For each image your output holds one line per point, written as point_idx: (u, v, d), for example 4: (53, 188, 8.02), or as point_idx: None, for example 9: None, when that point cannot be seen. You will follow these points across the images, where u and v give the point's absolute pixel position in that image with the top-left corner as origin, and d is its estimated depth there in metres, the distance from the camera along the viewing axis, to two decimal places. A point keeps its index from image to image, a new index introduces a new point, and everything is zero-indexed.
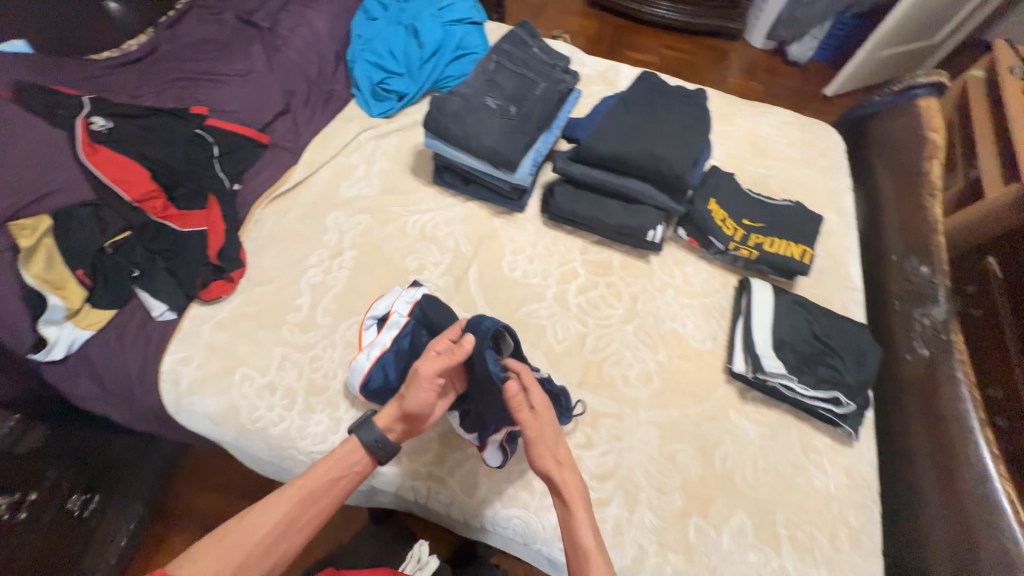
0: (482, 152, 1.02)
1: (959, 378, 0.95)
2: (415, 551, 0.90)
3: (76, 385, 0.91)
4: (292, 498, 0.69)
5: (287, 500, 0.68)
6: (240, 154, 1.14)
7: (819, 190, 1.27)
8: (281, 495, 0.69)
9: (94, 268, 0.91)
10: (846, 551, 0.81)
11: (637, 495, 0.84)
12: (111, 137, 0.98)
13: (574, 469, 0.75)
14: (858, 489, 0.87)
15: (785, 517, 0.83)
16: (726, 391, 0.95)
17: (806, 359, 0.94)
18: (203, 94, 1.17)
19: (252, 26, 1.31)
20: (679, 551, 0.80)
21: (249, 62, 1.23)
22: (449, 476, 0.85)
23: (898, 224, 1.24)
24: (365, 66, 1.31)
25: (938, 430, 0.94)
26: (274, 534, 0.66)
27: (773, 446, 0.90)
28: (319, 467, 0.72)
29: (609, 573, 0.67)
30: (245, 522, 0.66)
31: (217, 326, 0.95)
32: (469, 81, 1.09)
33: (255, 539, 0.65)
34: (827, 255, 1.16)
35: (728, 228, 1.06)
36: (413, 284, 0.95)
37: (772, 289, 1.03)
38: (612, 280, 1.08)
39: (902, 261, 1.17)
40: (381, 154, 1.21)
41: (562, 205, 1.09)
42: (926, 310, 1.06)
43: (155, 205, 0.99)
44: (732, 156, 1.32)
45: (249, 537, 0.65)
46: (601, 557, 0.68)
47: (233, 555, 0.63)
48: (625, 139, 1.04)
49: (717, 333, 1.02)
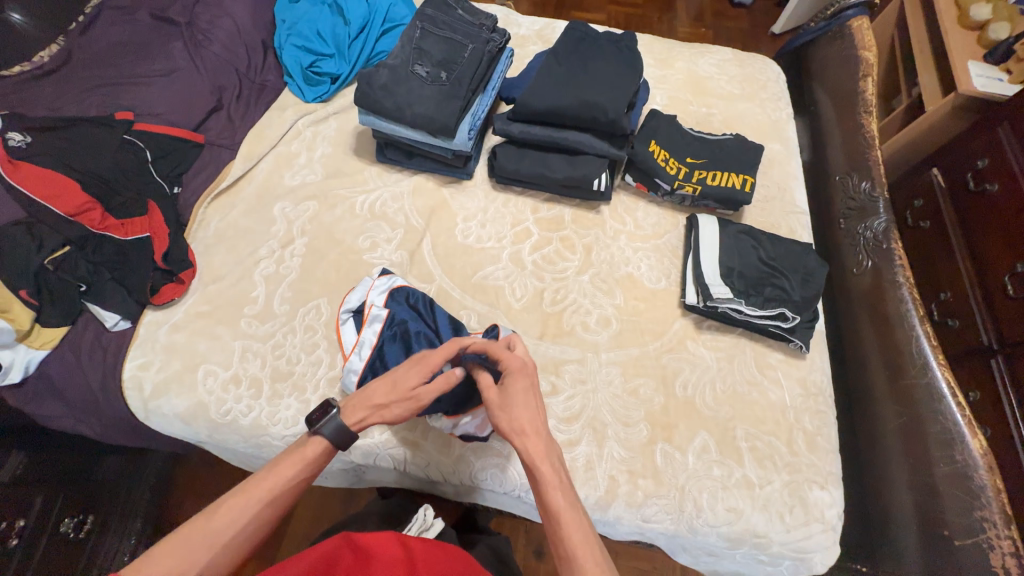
0: (417, 121, 1.01)
1: (901, 282, 0.99)
2: (420, 514, 0.91)
3: (40, 406, 0.90)
4: (258, 498, 0.64)
5: (253, 500, 0.63)
6: (174, 156, 1.11)
7: (761, 122, 1.29)
8: (246, 495, 0.63)
9: (38, 286, 0.88)
10: (804, 454, 0.87)
11: (605, 432, 0.88)
12: (32, 153, 0.96)
13: (539, 434, 0.69)
14: (811, 397, 0.92)
15: (744, 431, 0.88)
16: (683, 324, 0.99)
17: (755, 283, 0.97)
18: (126, 98, 1.13)
19: (169, 23, 1.26)
20: (648, 475, 0.85)
21: (170, 61, 1.20)
22: (424, 439, 0.88)
23: (840, 145, 1.26)
24: (294, 51, 1.28)
25: (885, 333, 0.99)
26: (241, 537, 0.62)
27: (730, 369, 0.94)
28: (284, 465, 0.67)
29: (589, 533, 0.61)
30: (205, 524, 0.61)
31: (174, 328, 0.95)
32: (397, 51, 1.08)
33: (219, 544, 0.60)
34: (772, 184, 1.18)
35: (671, 168, 1.08)
36: (382, 272, 0.96)
37: (718, 222, 1.06)
38: (565, 234, 1.10)
39: (845, 180, 1.21)
40: (322, 139, 1.19)
41: (507, 166, 1.09)
42: (868, 223, 1.10)
43: (92, 216, 0.95)
44: (675, 98, 1.32)
45: (218, 535, 0.60)
46: (577, 517, 0.63)
47: (199, 555, 0.59)
48: (559, 91, 1.04)
49: (670, 271, 1.05)
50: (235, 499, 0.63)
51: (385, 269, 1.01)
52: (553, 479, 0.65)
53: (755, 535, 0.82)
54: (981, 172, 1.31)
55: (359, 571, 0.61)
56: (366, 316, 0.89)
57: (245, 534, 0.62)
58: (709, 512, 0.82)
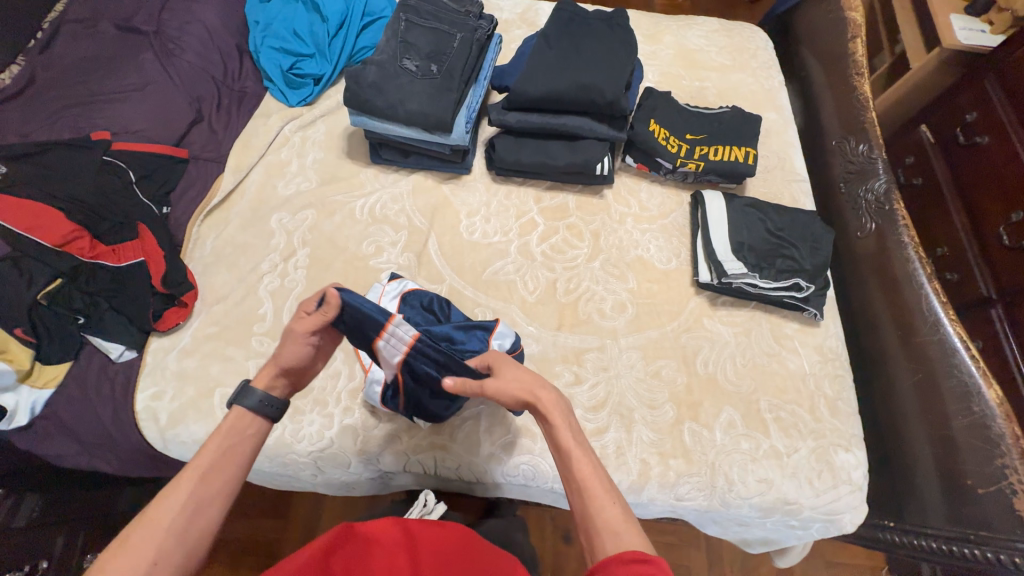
0: (412, 118, 0.98)
1: (906, 242, 1.01)
2: (420, 498, 0.89)
3: (51, 446, 0.87)
4: (189, 482, 0.57)
5: (184, 485, 0.57)
6: (160, 174, 1.06)
7: (754, 92, 1.28)
8: (175, 485, 0.57)
9: (34, 323, 0.85)
10: (827, 419, 0.89)
11: (632, 416, 0.88)
12: (10, 184, 0.91)
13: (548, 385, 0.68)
14: (828, 362, 0.94)
15: (768, 403, 0.89)
16: (697, 302, 0.99)
17: (766, 255, 0.97)
18: (99, 117, 1.08)
19: (135, 33, 1.20)
20: (678, 455, 0.85)
21: (142, 74, 1.14)
22: (451, 441, 0.87)
23: (833, 109, 1.26)
24: (271, 54, 1.23)
25: (894, 293, 1.00)
26: (182, 522, 0.56)
27: (748, 343, 0.95)
28: (208, 445, 0.61)
29: (595, 465, 0.63)
30: (142, 525, 0.55)
31: (183, 353, 0.92)
32: (382, 46, 1.03)
33: (162, 536, 0.54)
34: (772, 154, 1.18)
35: (672, 146, 1.07)
36: (392, 276, 0.94)
37: (724, 196, 1.05)
38: (571, 222, 1.08)
39: (842, 144, 1.21)
40: (311, 145, 1.15)
41: (507, 156, 1.06)
42: (869, 186, 1.11)
43: (82, 244, 0.91)
44: (667, 74, 1.30)
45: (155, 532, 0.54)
46: (584, 453, 0.64)
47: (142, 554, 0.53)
48: (554, 76, 1.02)
49: (680, 250, 1.05)
50: (170, 492, 0.57)
51: (395, 273, 0.99)
52: (563, 423, 0.65)
53: (787, 503, 0.84)
54: (970, 126, 1.31)
55: (362, 560, 0.63)
56: None
57: (188, 520, 0.56)
58: (740, 485, 0.84)
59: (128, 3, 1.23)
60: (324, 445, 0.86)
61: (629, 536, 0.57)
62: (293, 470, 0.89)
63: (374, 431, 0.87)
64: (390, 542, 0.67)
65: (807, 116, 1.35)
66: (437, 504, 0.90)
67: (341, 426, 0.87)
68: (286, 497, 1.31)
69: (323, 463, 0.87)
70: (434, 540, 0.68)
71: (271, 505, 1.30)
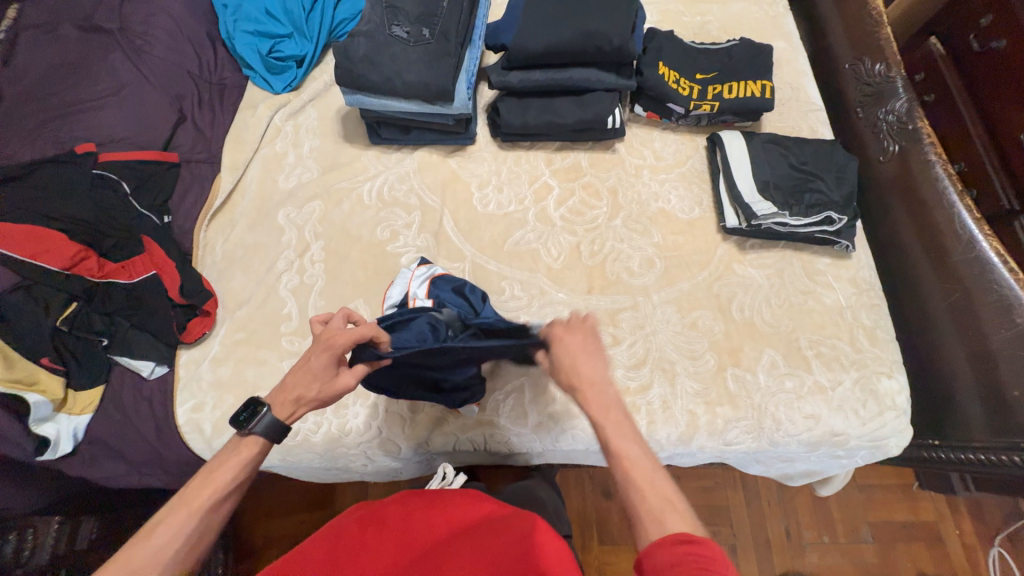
0: (411, 90, 0.93)
1: (933, 161, 0.98)
2: (440, 468, 0.88)
3: (100, 468, 0.87)
4: (195, 512, 0.59)
5: (191, 515, 0.58)
6: (155, 181, 1.02)
7: (759, 21, 1.21)
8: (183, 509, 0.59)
9: (59, 351, 0.83)
10: (867, 349, 0.89)
11: (674, 369, 0.88)
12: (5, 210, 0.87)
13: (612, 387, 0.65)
14: (864, 293, 0.93)
15: (808, 339, 0.89)
16: (726, 248, 0.97)
17: (792, 192, 0.94)
18: (78, 128, 1.02)
19: (98, 32, 1.11)
20: (724, 402, 0.86)
21: (115, 76, 1.07)
22: (497, 416, 0.87)
23: (843, 30, 1.20)
24: (246, 38, 1.15)
25: (923, 215, 0.97)
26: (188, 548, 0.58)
27: (782, 283, 0.93)
28: (216, 472, 0.61)
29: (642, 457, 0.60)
30: (142, 547, 0.56)
31: (215, 362, 0.91)
32: (367, 15, 0.97)
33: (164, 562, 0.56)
34: (784, 84, 1.13)
35: (684, 88, 1.02)
36: (421, 262, 0.91)
37: (742, 136, 1.02)
38: (586, 182, 1.04)
39: (857, 66, 1.15)
40: (306, 132, 1.09)
41: (512, 120, 1.01)
42: (889, 107, 1.07)
43: (89, 265, 0.89)
44: (666, 12, 1.22)
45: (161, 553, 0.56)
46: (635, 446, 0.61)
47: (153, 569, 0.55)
48: (554, 27, 0.96)
49: (702, 198, 1.02)
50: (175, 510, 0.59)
51: (419, 257, 0.96)
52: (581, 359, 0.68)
53: (834, 435, 0.85)
54: (984, 31, 1.16)
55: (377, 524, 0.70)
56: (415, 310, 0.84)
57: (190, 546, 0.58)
58: (788, 423, 0.84)
59: (84, 0, 1.15)
60: (373, 434, 0.87)
61: (672, 514, 0.54)
62: (345, 462, 0.90)
63: (421, 415, 0.88)
64: (409, 506, 0.73)
65: (814, 40, 1.28)
66: (456, 475, 0.90)
67: (386, 414, 0.87)
68: (332, 489, 1.33)
69: (374, 452, 0.87)
70: (448, 504, 0.74)
71: (321, 498, 1.33)
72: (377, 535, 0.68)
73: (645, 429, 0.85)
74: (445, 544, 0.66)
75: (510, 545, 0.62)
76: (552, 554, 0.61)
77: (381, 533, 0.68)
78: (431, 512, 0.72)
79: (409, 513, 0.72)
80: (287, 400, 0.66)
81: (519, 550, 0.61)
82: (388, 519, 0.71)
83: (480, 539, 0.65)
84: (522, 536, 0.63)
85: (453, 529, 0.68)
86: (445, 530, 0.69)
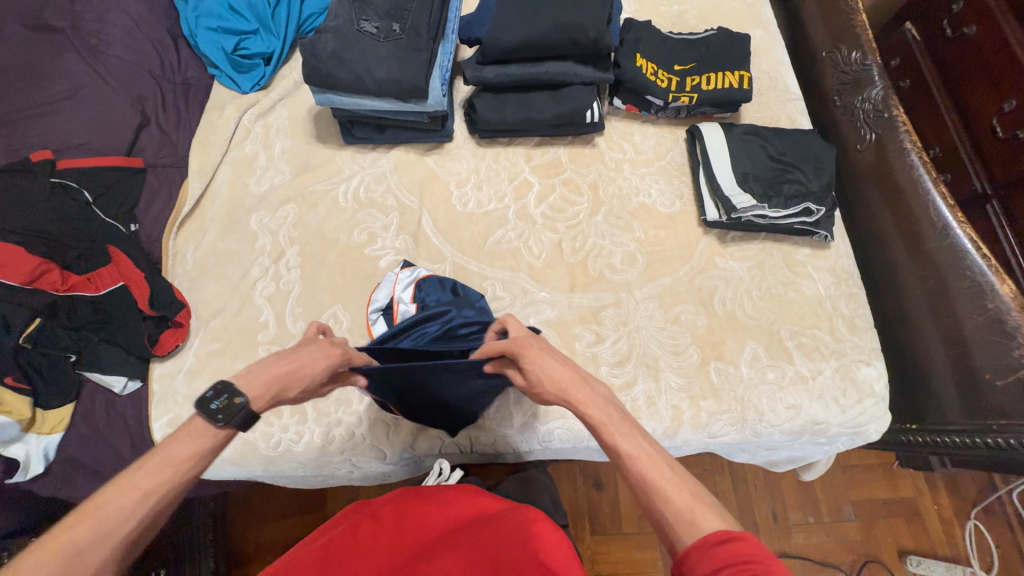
0: (384, 88, 0.90)
1: (908, 149, 0.98)
2: (434, 465, 0.86)
3: (74, 487, 0.84)
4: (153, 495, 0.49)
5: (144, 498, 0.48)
6: (118, 187, 0.98)
7: (737, 9, 1.20)
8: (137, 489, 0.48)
9: (24, 369, 0.80)
10: (846, 337, 0.90)
11: (658, 365, 0.88)
12: None
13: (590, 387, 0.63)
14: (843, 283, 0.94)
15: (789, 330, 0.89)
16: (707, 242, 0.97)
17: (772, 183, 0.94)
18: (34, 134, 0.97)
19: (49, 32, 1.06)
20: (708, 395, 0.86)
21: (70, 78, 1.02)
22: (483, 419, 0.87)
23: (819, 17, 1.19)
24: (209, 35, 1.10)
25: (898, 201, 0.98)
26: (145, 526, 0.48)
27: (762, 275, 0.94)
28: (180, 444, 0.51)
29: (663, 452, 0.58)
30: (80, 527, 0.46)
31: (190, 375, 0.88)
32: (335, 10, 0.93)
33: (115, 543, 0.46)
34: (763, 74, 1.12)
35: (662, 80, 1.01)
36: (404, 264, 0.90)
37: (720, 128, 1.01)
38: (566, 177, 1.03)
39: (833, 55, 1.14)
40: (277, 133, 1.06)
41: (489, 116, 0.99)
42: (865, 95, 1.07)
43: (52, 278, 0.85)
44: (643, 1, 1.20)
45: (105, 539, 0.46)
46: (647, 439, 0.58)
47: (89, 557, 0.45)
48: (528, 19, 0.93)
49: (683, 191, 1.01)
50: (124, 493, 0.48)
51: (399, 260, 0.94)
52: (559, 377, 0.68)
53: (816, 423, 0.86)
54: (957, 17, 1.16)
55: (373, 525, 0.68)
56: (397, 314, 0.83)
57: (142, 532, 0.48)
58: (770, 414, 0.85)
59: None
60: (357, 441, 0.85)
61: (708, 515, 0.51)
62: (329, 469, 0.88)
63: (405, 420, 0.86)
64: (405, 503, 0.72)
65: (791, 28, 1.27)
66: (452, 471, 0.89)
67: (370, 420, 0.86)
68: (321, 493, 1.32)
69: (358, 459, 0.86)
70: (445, 500, 0.72)
71: (311, 503, 1.31)
72: (373, 533, 0.67)
73: None
74: (443, 542, 0.65)
75: (509, 537, 0.61)
76: (555, 545, 0.59)
77: (377, 530, 0.67)
78: (425, 514, 0.70)
79: (406, 510, 0.70)
80: (267, 392, 0.57)
81: (516, 544, 0.60)
82: (384, 517, 0.69)
83: (478, 539, 0.63)
84: (524, 530, 0.61)
85: (451, 533, 0.67)
86: (444, 529, 0.68)
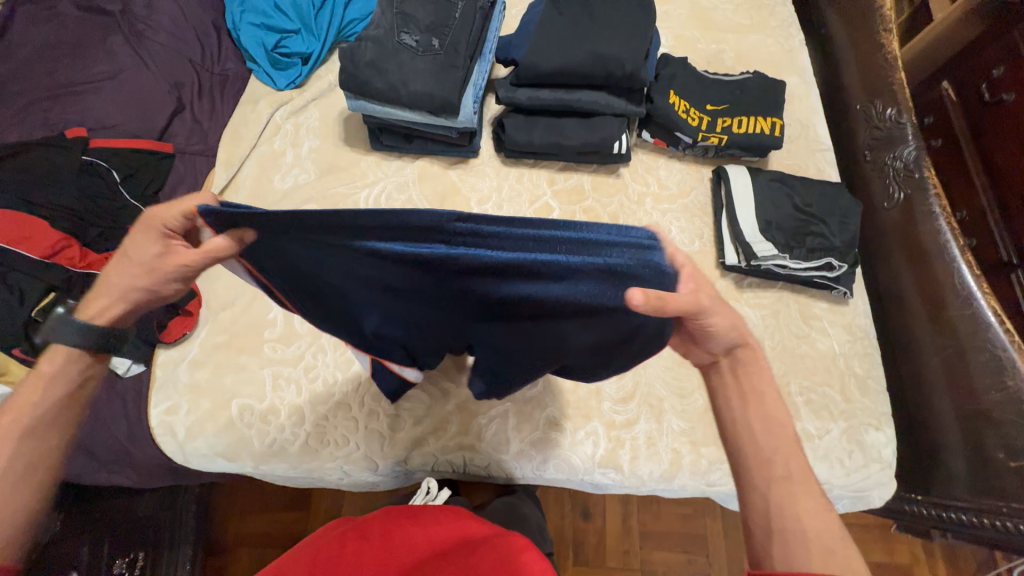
0: (416, 100, 0.91)
1: (936, 213, 0.97)
2: (424, 483, 0.85)
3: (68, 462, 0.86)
4: None
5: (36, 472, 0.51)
6: (147, 171, 1.00)
7: (775, 55, 1.20)
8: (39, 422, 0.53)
9: (32, 343, 0.81)
10: (857, 399, 0.88)
11: (662, 406, 0.87)
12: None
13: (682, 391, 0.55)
14: (858, 342, 0.92)
15: (798, 385, 0.88)
16: (723, 285, 0.96)
17: (795, 233, 0.93)
18: (72, 111, 0.99)
19: (99, 14, 1.08)
20: (710, 443, 0.85)
21: (113, 59, 1.04)
22: (479, 441, 0.85)
23: (858, 69, 1.18)
24: (252, 31, 1.12)
25: (924, 264, 0.96)
26: None
27: (777, 325, 0.92)
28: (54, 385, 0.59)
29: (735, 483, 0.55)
30: None
31: (194, 365, 0.87)
32: (377, 19, 0.94)
33: None
34: (795, 121, 1.12)
35: (693, 119, 1.01)
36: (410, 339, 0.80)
37: (747, 172, 1.00)
38: (587, 205, 1.03)
39: (867, 109, 1.14)
40: (307, 132, 1.07)
41: (517, 137, 1.00)
42: (897, 153, 1.06)
43: (71, 254, 0.88)
44: (681, 37, 1.21)
45: None
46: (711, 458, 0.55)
47: None
48: (565, 47, 0.94)
49: (703, 231, 1.01)
50: None
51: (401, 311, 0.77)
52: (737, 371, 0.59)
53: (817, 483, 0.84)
54: (996, 83, 1.15)
55: (359, 544, 0.67)
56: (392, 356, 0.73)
57: None
58: None
59: None
60: (351, 449, 0.84)
61: None
62: (320, 474, 0.87)
63: (401, 433, 0.85)
64: (392, 523, 0.71)
65: (827, 77, 1.27)
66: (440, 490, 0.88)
67: (366, 431, 0.85)
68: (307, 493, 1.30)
69: (350, 467, 0.85)
70: (433, 522, 0.71)
71: (296, 500, 1.30)
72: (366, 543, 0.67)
73: (627, 464, 0.84)
74: (438, 556, 0.64)
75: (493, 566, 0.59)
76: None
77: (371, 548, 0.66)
78: (410, 534, 0.69)
79: (392, 529, 0.70)
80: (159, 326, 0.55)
81: (509, 562, 0.60)
82: (369, 535, 0.69)
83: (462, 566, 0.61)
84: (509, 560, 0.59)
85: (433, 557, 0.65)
86: (427, 550, 0.66)
